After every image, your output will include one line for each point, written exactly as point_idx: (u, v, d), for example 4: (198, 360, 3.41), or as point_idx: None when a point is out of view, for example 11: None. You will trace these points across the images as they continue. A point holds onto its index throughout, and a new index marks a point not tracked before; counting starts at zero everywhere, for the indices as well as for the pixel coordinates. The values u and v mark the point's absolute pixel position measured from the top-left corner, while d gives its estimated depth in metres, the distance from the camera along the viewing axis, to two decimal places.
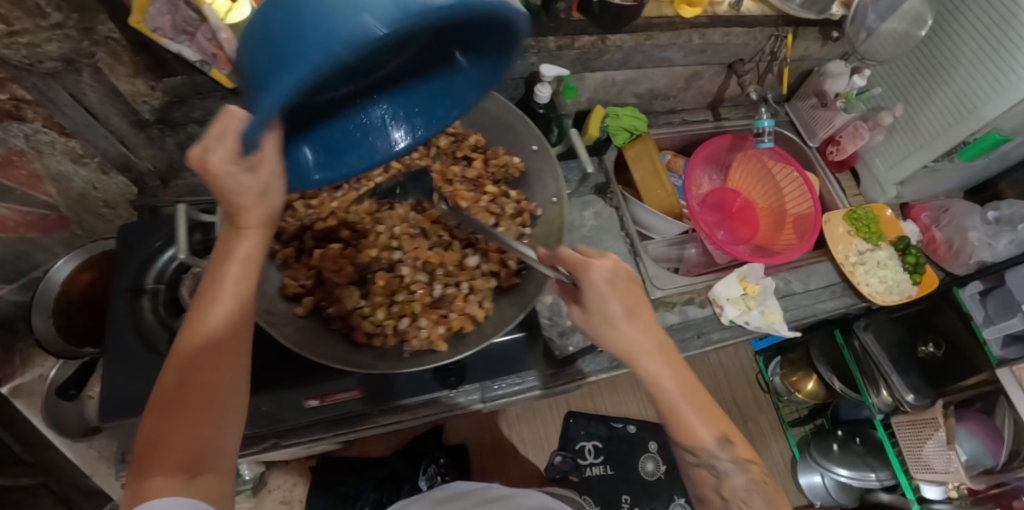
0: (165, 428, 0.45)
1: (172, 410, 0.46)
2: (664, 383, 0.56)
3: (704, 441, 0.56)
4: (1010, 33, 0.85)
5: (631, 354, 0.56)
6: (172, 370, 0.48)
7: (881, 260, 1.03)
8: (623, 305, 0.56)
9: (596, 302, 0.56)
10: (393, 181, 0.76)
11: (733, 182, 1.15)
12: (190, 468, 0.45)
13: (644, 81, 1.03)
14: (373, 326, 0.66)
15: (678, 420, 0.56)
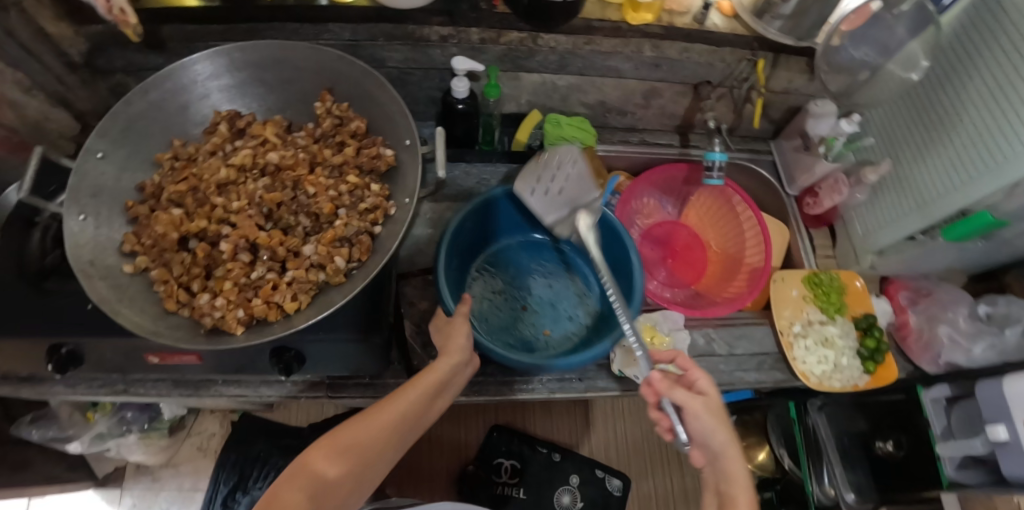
0: (336, 439, 0.59)
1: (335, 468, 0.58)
2: (731, 459, 0.60)
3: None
4: (1011, 98, 0.69)
5: (711, 428, 0.61)
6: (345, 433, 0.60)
7: (828, 337, 0.89)
8: (709, 393, 0.64)
9: (710, 392, 0.65)
10: (262, 154, 0.72)
11: (688, 219, 1.02)
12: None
13: (592, 91, 0.93)
14: (185, 296, 0.64)
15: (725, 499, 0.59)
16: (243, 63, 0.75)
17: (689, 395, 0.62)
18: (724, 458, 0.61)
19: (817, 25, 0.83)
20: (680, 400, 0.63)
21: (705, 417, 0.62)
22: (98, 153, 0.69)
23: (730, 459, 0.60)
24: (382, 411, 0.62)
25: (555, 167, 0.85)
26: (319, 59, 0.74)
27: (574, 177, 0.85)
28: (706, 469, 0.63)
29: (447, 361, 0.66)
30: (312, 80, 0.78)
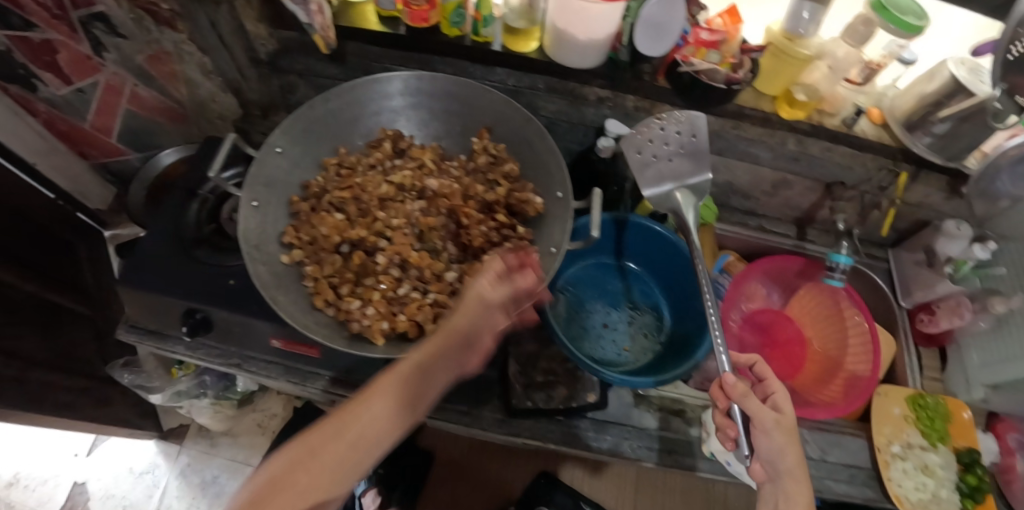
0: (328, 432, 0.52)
1: (315, 468, 0.50)
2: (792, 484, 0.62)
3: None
4: None
5: (779, 451, 0.63)
6: (324, 435, 0.52)
7: (928, 464, 0.86)
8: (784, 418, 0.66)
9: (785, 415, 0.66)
10: (417, 177, 0.78)
11: (791, 311, 1.02)
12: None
13: (723, 171, 0.96)
14: (333, 296, 0.68)
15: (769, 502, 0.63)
16: (420, 90, 0.82)
17: (762, 409, 0.64)
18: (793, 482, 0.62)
19: (969, 149, 0.81)
20: (753, 410, 0.64)
21: (783, 433, 0.64)
22: (278, 148, 0.75)
23: (796, 476, 0.62)
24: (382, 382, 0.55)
25: (655, 127, 0.81)
26: (488, 99, 0.80)
27: (687, 152, 0.80)
28: (764, 482, 0.65)
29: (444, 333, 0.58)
30: (472, 117, 0.84)
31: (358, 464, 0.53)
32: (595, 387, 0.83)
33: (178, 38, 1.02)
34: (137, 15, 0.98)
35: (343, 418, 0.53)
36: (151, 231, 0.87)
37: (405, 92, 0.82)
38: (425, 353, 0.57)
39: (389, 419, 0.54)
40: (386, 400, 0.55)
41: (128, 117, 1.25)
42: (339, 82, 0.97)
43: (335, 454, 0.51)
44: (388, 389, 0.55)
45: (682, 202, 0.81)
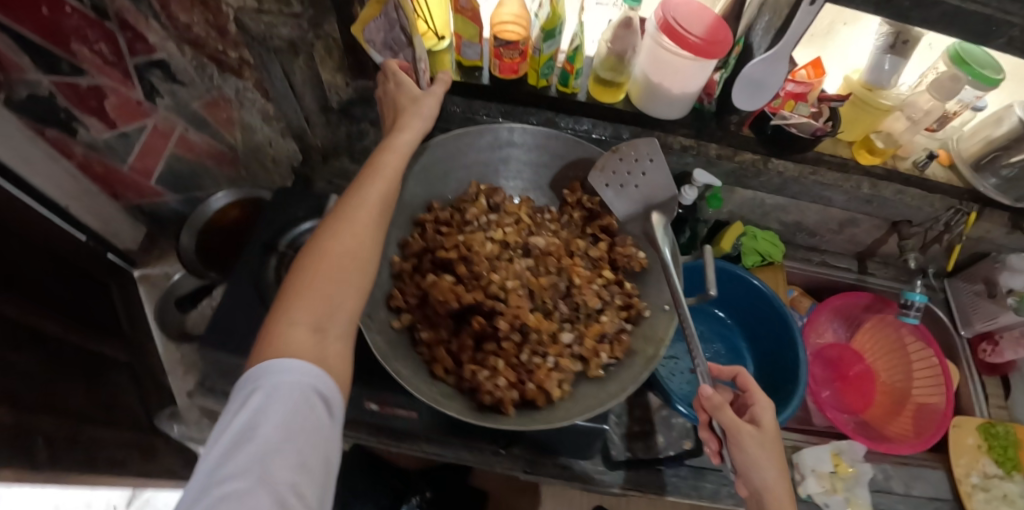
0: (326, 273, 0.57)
1: (327, 281, 0.56)
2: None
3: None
4: None
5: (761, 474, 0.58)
6: (325, 245, 0.58)
7: (1009, 495, 0.88)
8: (764, 435, 0.60)
9: (763, 431, 0.61)
10: (519, 234, 0.79)
11: (858, 344, 1.04)
12: (315, 328, 0.54)
13: (793, 212, 0.99)
14: (453, 364, 0.68)
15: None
16: (512, 143, 0.83)
17: (738, 421, 0.59)
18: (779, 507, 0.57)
19: None
20: (729, 426, 0.59)
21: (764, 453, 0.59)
22: None
23: (778, 495, 0.57)
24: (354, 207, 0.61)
25: (634, 161, 0.74)
26: (581, 152, 0.81)
27: (651, 175, 0.74)
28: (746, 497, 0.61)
29: (396, 157, 0.66)
30: (562, 169, 0.84)
31: (357, 284, 0.58)
32: (688, 434, 0.87)
33: (242, 85, 1.00)
34: (201, 63, 0.96)
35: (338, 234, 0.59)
36: (233, 292, 0.86)
37: (496, 145, 0.83)
38: (397, 153, 0.66)
39: (362, 231, 0.60)
40: (367, 219, 0.61)
41: (173, 158, 1.21)
42: None
43: (342, 261, 0.58)
44: (365, 201, 0.62)
45: (657, 225, 0.74)
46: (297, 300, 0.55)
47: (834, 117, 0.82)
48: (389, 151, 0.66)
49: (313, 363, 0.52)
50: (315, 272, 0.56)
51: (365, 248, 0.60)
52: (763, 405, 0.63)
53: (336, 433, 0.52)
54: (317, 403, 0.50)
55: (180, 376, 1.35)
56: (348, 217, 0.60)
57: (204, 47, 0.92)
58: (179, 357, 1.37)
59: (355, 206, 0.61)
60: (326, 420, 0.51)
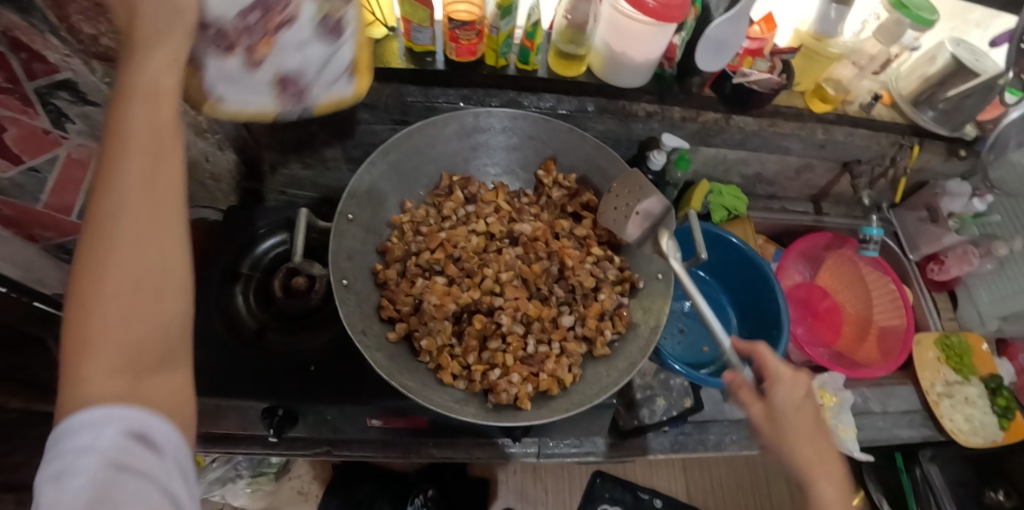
0: (115, 271, 0.32)
1: (118, 295, 0.32)
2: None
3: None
4: None
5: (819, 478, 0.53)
6: (91, 228, 0.33)
7: (970, 397, 0.98)
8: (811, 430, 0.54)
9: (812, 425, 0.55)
10: (501, 225, 0.79)
11: (822, 281, 1.09)
12: (131, 381, 0.33)
13: (753, 164, 1.03)
14: (460, 368, 0.67)
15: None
16: (478, 129, 0.80)
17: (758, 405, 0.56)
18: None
19: (970, 118, 0.90)
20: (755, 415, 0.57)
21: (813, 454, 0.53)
22: (349, 216, 0.71)
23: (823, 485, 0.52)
24: (119, 142, 0.33)
25: (627, 194, 0.74)
26: (551, 128, 0.80)
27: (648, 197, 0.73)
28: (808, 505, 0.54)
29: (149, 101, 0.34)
30: (533, 150, 0.84)
31: (180, 278, 0.35)
32: (687, 392, 0.89)
33: None
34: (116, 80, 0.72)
35: (108, 263, 0.32)
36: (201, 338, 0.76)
37: (463, 133, 0.80)
38: (141, 114, 0.34)
39: (145, 233, 0.33)
40: (141, 207, 0.33)
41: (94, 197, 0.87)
42: (368, 125, 0.91)
43: (150, 295, 0.34)
44: (123, 189, 0.33)
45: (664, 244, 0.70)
46: (81, 347, 0.32)
47: (786, 70, 0.85)
48: (131, 93, 0.34)
49: (132, 417, 0.33)
50: (93, 273, 0.32)
51: (167, 210, 0.34)
52: (805, 392, 0.57)
53: (185, 454, 0.36)
54: (142, 448, 0.33)
55: None
56: (112, 154, 0.33)
57: (115, 62, 0.69)
58: None
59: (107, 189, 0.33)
60: (162, 461, 0.34)
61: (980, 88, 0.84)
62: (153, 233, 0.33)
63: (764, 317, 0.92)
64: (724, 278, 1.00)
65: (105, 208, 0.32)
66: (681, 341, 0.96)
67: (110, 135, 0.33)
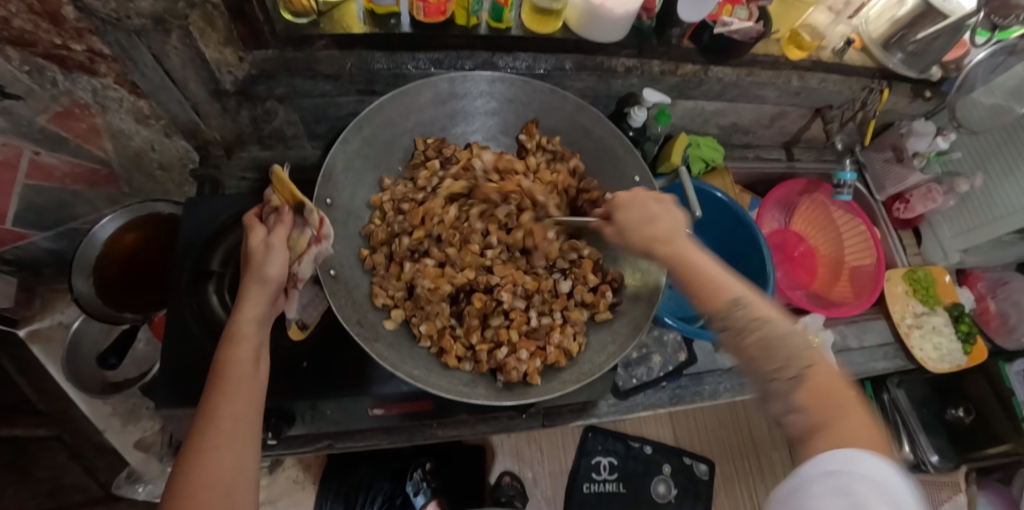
0: (214, 471, 0.46)
1: (211, 488, 0.45)
2: (702, 259, 0.51)
3: (724, 300, 0.48)
4: None
5: (670, 247, 0.53)
6: (201, 441, 0.47)
7: (938, 326, 1.04)
8: (672, 221, 0.56)
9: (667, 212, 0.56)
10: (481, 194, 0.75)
11: (796, 226, 1.11)
12: None
13: (730, 115, 1.02)
14: (464, 349, 0.65)
15: (698, 296, 0.49)
16: (455, 95, 0.75)
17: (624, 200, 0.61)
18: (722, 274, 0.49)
19: (937, 61, 0.91)
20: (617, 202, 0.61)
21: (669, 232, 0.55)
22: (327, 200, 0.66)
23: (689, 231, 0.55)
24: (229, 384, 0.50)
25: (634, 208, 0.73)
26: (532, 90, 0.76)
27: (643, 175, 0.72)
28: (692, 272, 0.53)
29: (254, 307, 0.54)
30: (512, 114, 0.80)
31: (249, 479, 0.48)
32: (681, 346, 0.91)
33: (100, 84, 0.72)
34: (37, 67, 0.65)
35: (212, 424, 0.48)
36: (172, 336, 0.74)
37: (438, 101, 0.75)
38: (247, 319, 0.53)
39: (238, 411, 0.49)
40: (242, 388, 0.51)
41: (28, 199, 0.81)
42: (330, 98, 0.85)
43: (221, 467, 0.46)
44: (227, 411, 0.49)
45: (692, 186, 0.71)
46: None
47: (763, 17, 0.83)
48: (234, 355, 0.52)
49: None
50: (197, 473, 0.45)
51: (250, 429, 0.50)
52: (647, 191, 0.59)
53: None
54: None
55: (121, 431, 1.05)
56: (227, 388, 0.50)
57: (33, 45, 0.62)
58: (113, 409, 1.04)
59: (227, 369, 0.51)
60: None
61: (948, 29, 0.84)
62: (244, 454, 0.48)
63: (750, 267, 0.94)
64: (707, 233, 1.01)
65: (224, 389, 0.50)
66: (671, 297, 0.97)
67: (222, 379, 0.50)
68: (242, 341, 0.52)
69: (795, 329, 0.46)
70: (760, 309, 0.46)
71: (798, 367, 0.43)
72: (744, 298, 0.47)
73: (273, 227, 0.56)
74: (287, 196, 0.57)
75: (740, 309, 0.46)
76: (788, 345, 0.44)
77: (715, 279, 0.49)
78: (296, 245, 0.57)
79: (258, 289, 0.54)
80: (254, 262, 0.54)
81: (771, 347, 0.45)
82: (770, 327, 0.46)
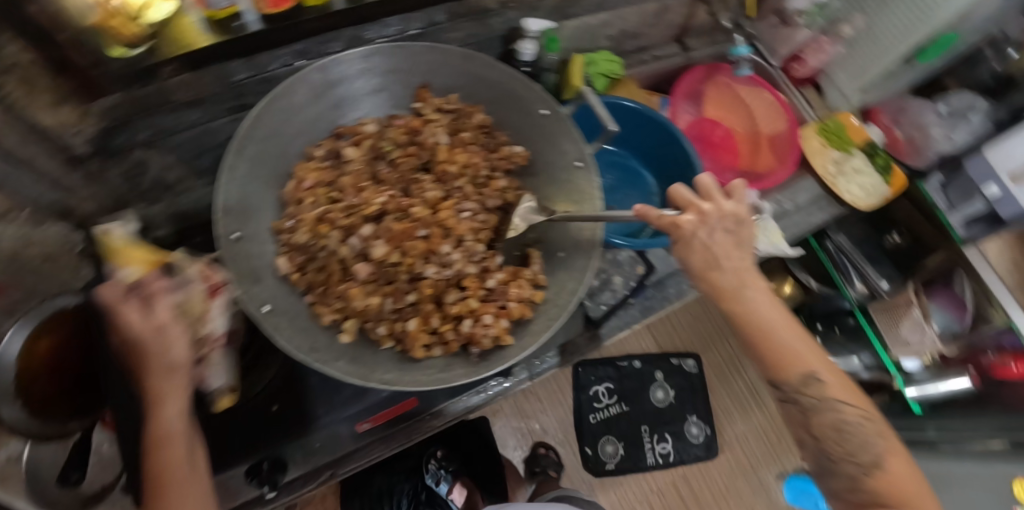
0: None
1: None
2: (779, 327, 0.63)
3: (794, 379, 0.63)
4: None
5: (739, 305, 0.63)
6: None
7: (857, 167, 1.10)
8: (735, 277, 0.63)
9: (741, 275, 0.63)
10: (378, 185, 0.71)
11: (709, 111, 1.13)
12: None
13: (617, 23, 1.01)
14: (430, 336, 0.63)
15: (781, 365, 0.63)
16: (332, 84, 0.69)
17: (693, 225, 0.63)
18: (797, 358, 0.63)
19: None
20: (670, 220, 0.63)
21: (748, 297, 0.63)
22: (234, 234, 0.61)
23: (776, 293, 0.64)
24: (174, 490, 0.47)
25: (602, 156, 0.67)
26: (410, 54, 0.71)
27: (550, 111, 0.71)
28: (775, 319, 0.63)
29: (177, 402, 0.48)
30: (400, 85, 0.75)
31: None
32: (636, 260, 0.92)
33: None
34: None
35: None
36: None
37: (318, 93, 0.69)
38: (171, 417, 0.48)
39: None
40: (190, 488, 0.48)
41: None
42: (202, 127, 0.77)
43: None
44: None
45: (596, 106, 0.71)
46: None
47: None
48: (165, 456, 0.48)
49: None
50: None
51: None
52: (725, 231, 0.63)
53: None
54: None
55: None
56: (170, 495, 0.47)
57: None
58: None
59: (163, 475, 0.47)
60: None
61: None
62: None
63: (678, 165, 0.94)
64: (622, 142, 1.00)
65: (171, 498, 0.47)
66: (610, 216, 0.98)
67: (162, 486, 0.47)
68: (173, 441, 0.48)
69: (863, 415, 0.64)
70: (826, 383, 0.63)
71: (868, 455, 0.62)
72: (815, 374, 0.64)
73: (150, 302, 0.48)
74: (129, 254, 0.63)
75: (810, 385, 0.63)
76: (845, 433, 0.63)
77: (796, 358, 0.63)
78: (192, 309, 0.51)
79: (170, 382, 0.48)
80: (156, 354, 0.47)
81: (843, 432, 0.63)
82: (839, 415, 0.64)
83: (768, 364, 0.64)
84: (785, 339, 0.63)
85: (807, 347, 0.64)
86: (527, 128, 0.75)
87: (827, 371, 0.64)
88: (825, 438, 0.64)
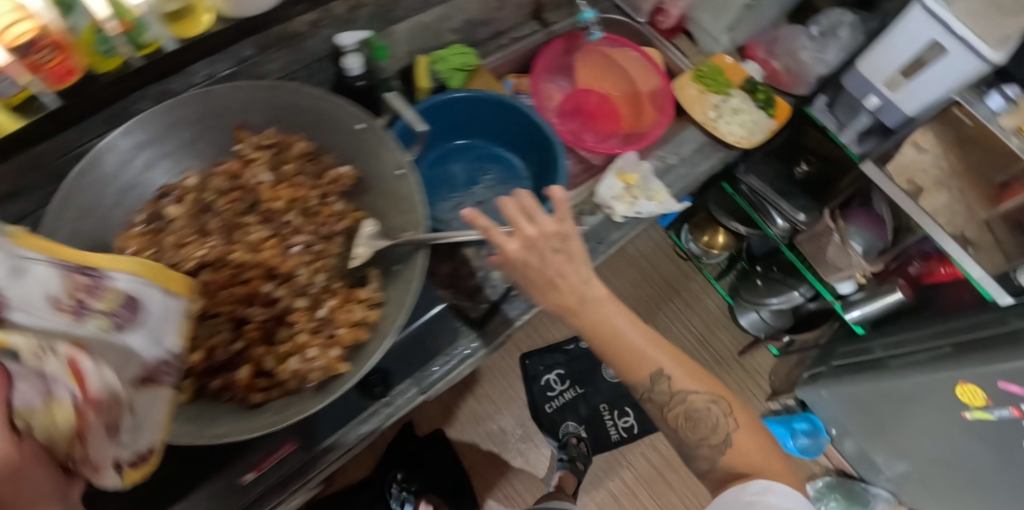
0: None
1: None
2: (620, 326, 0.61)
3: (645, 378, 0.62)
4: None
5: (576, 313, 0.61)
6: None
7: (736, 107, 1.07)
8: (571, 290, 0.60)
9: (576, 286, 0.60)
10: (204, 237, 0.70)
11: (580, 83, 1.12)
12: None
13: (456, 14, 0.98)
14: (263, 380, 0.62)
15: (628, 367, 0.62)
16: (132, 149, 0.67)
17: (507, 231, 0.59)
18: (642, 353, 0.62)
19: None
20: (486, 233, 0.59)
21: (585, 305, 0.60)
22: None
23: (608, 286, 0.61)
24: None
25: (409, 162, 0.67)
26: (210, 98, 0.69)
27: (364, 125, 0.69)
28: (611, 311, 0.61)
29: None
30: (216, 131, 0.73)
31: None
32: None
33: None
34: None
35: None
36: None
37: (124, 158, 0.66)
38: None
39: None
40: None
41: None
42: None
43: None
44: None
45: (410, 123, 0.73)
46: None
47: None
48: None
49: None
50: None
51: None
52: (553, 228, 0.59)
53: None
54: None
55: None
56: None
57: None
58: None
59: None
60: None
61: None
62: None
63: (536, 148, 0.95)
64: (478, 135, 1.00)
65: None
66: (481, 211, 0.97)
67: None
68: None
69: (714, 397, 0.64)
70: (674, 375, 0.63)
71: (717, 433, 0.63)
72: (663, 370, 0.62)
73: None
74: None
75: (660, 381, 0.62)
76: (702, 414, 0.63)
77: (639, 356, 0.62)
78: None
79: None
80: None
81: (694, 419, 0.63)
82: (689, 401, 0.63)
83: (616, 363, 0.63)
84: (629, 336, 0.62)
85: (652, 343, 0.63)
86: (349, 147, 0.72)
87: (674, 366, 0.63)
88: (680, 422, 0.64)
